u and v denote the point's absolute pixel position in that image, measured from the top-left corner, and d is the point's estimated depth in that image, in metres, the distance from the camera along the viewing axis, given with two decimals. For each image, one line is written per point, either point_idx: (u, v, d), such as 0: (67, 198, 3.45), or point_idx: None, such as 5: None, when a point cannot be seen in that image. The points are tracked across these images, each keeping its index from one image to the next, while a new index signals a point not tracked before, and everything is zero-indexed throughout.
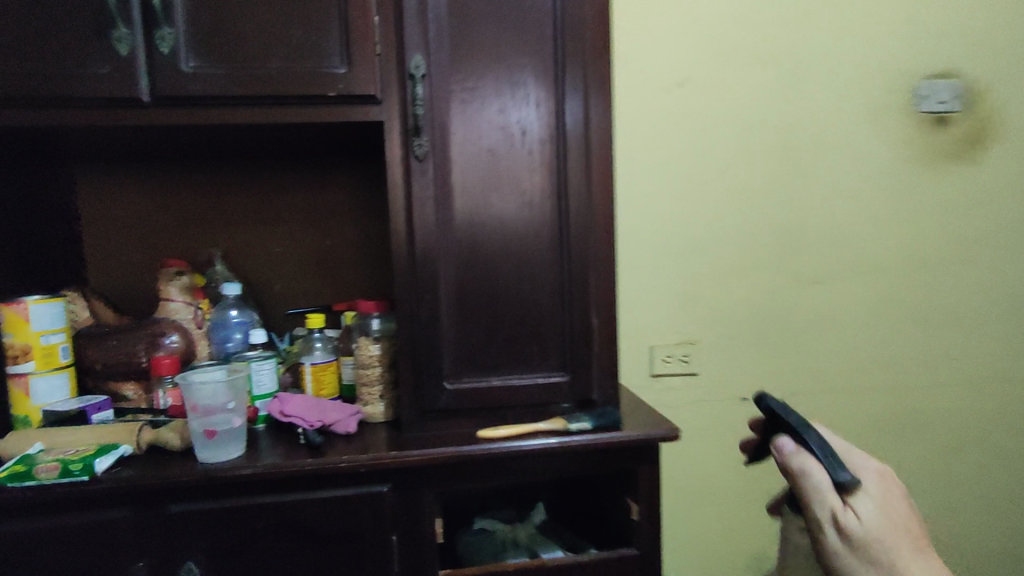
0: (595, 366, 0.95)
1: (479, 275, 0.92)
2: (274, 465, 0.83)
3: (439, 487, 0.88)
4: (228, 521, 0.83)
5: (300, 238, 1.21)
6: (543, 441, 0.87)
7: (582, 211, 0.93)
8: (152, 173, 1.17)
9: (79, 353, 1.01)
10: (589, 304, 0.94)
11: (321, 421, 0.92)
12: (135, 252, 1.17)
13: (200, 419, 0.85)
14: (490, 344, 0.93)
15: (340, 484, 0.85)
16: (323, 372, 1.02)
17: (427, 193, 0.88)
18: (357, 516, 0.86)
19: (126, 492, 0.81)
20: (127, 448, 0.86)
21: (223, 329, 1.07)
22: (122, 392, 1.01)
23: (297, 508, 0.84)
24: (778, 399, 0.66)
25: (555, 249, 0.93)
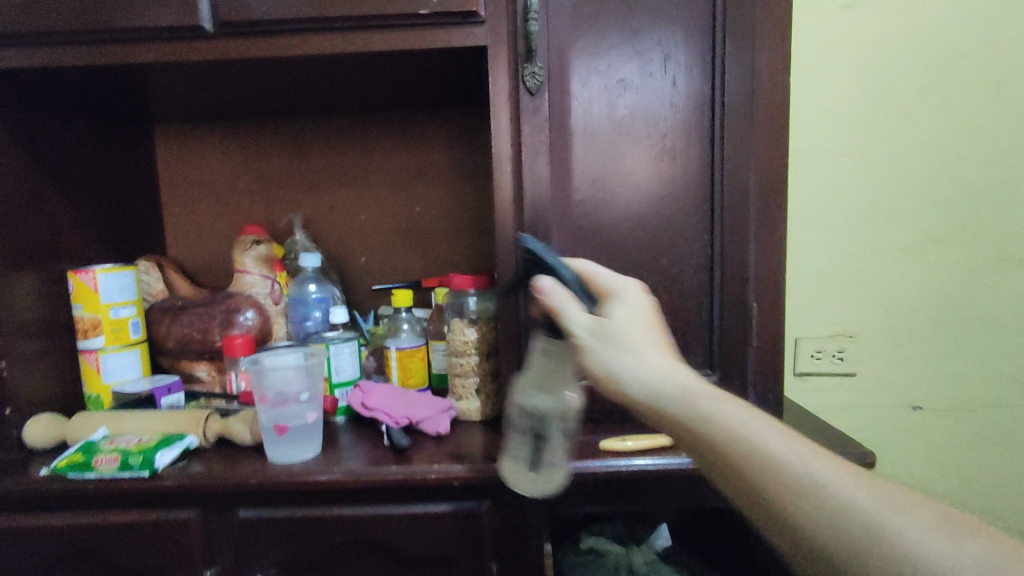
0: (755, 364, 0.72)
1: (603, 244, 0.72)
2: (357, 471, 0.69)
3: (550, 508, 0.70)
4: (301, 533, 0.70)
5: (386, 204, 1.06)
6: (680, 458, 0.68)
7: (743, 159, 0.70)
8: (229, 132, 1.06)
9: (152, 329, 0.92)
10: (748, 283, 0.71)
11: (408, 419, 0.77)
12: (214, 218, 1.08)
13: (270, 412, 0.73)
14: None
15: (430, 498, 0.70)
16: (410, 358, 0.87)
17: (541, 137, 0.69)
18: (450, 537, 0.70)
19: (190, 493, 0.69)
20: (194, 440, 0.74)
21: (302, 305, 0.95)
22: (196, 372, 0.91)
23: (380, 523, 0.69)
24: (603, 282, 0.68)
25: (703, 210, 0.71)
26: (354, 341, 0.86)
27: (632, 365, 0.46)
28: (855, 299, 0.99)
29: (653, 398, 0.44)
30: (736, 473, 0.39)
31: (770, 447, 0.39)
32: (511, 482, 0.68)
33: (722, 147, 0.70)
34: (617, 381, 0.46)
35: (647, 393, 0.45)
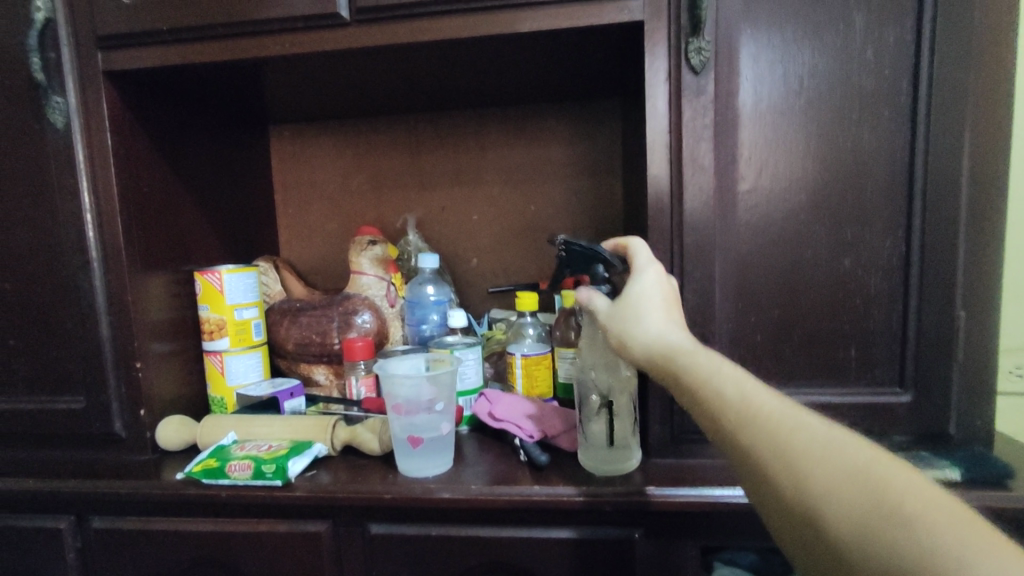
0: (959, 384, 0.61)
1: (772, 243, 0.63)
2: (497, 490, 0.63)
3: (708, 540, 0.63)
4: (434, 552, 0.65)
5: (499, 203, 1.01)
6: None
7: (950, 143, 0.59)
8: (342, 131, 1.05)
9: (272, 331, 0.90)
10: (953, 287, 0.60)
11: (541, 433, 0.72)
12: (326, 219, 1.06)
13: (403, 422, 0.69)
14: (784, 343, 0.64)
15: (574, 522, 0.63)
16: (537, 365, 0.81)
17: (705, 122, 0.61)
18: (597, 567, 0.63)
19: (323, 504, 0.66)
20: (322, 448, 0.71)
21: (419, 308, 0.92)
22: (313, 376, 0.89)
23: (520, 547, 0.64)
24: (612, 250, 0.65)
25: (897, 201, 0.61)
26: (478, 346, 0.82)
27: (637, 323, 0.51)
28: None
29: (647, 357, 0.49)
30: (700, 410, 0.42)
31: (728, 390, 0.41)
32: (587, 463, 0.66)
33: (922, 128, 0.60)
34: (626, 340, 0.51)
35: (642, 345, 0.49)
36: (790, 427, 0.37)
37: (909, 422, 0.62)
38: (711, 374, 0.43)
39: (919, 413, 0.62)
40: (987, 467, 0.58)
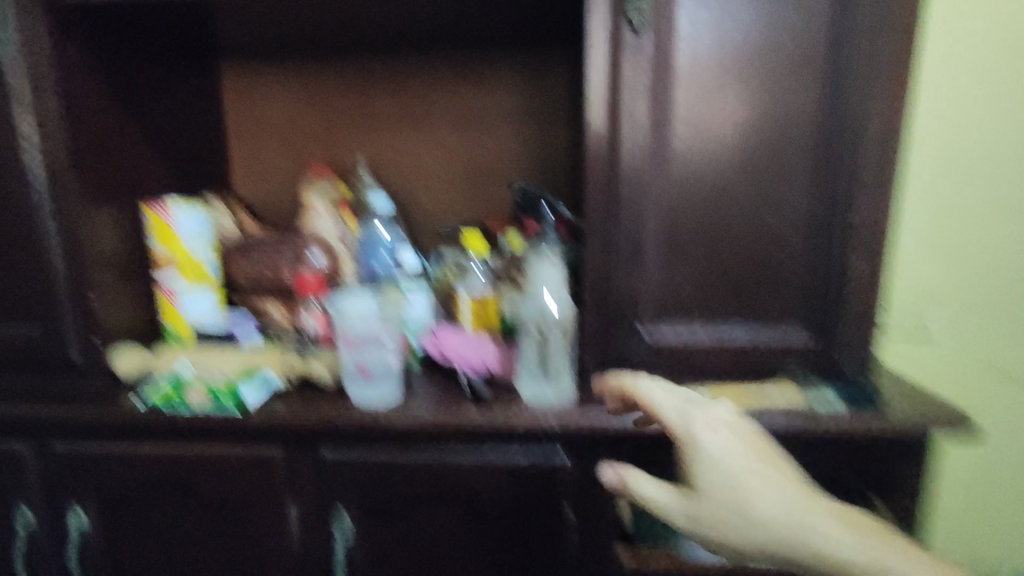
0: (854, 328, 0.69)
1: (701, 195, 0.68)
2: (440, 417, 0.69)
3: (630, 463, 0.70)
4: (382, 473, 0.70)
5: (454, 147, 1.03)
6: (773, 416, 0.67)
7: (864, 106, 0.64)
8: (294, 68, 1.03)
9: (226, 268, 0.92)
10: (855, 241, 0.67)
11: (487, 369, 0.76)
12: (280, 158, 1.06)
13: (352, 354, 0.73)
14: (706, 288, 0.70)
15: (510, 445, 0.70)
16: (484, 305, 0.86)
17: (641, 78, 0.64)
18: (530, 484, 0.70)
19: (277, 429, 0.70)
20: (277, 380, 0.75)
21: (371, 249, 0.94)
22: (267, 311, 0.91)
23: (461, 467, 0.70)
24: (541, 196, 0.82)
25: (813, 161, 0.66)
26: (424, 286, 0.88)
27: (706, 454, 0.45)
28: (961, 267, 0.92)
29: (735, 482, 0.44)
30: (721, 548, 0.44)
31: (755, 501, 0.43)
32: (524, 392, 0.73)
33: (839, 91, 0.64)
34: (701, 472, 0.45)
35: (731, 477, 0.44)
36: (799, 528, 0.42)
37: (811, 361, 0.70)
38: (720, 481, 0.44)
39: (819, 353, 0.69)
40: (870, 399, 0.66)
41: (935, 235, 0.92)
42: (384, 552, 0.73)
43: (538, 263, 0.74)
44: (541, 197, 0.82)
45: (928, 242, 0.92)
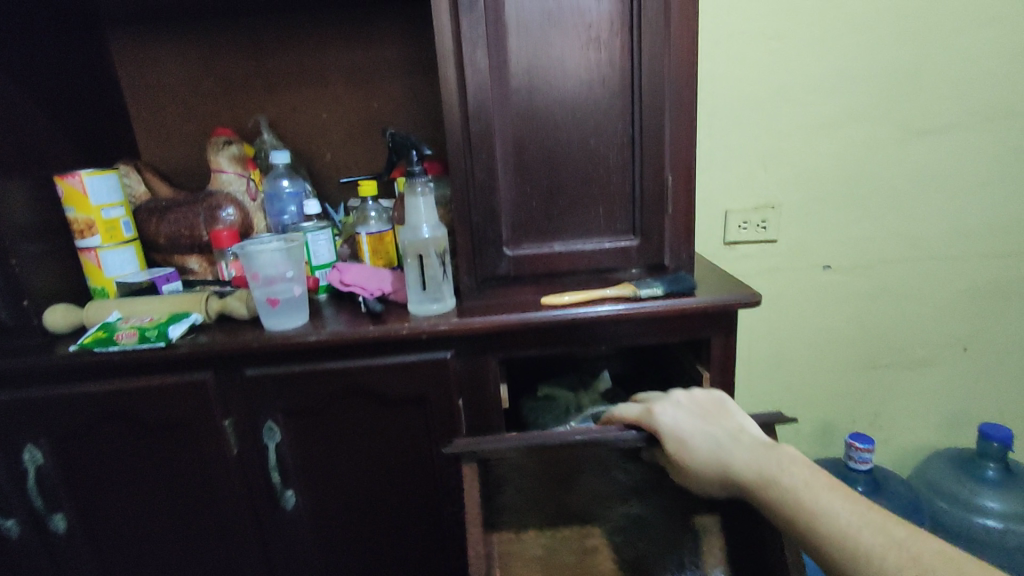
0: (671, 229, 0.87)
1: (540, 130, 0.82)
2: (341, 331, 0.83)
3: (503, 353, 0.86)
4: (302, 383, 0.85)
5: (344, 102, 1.14)
6: (612, 306, 0.82)
7: (659, 50, 0.80)
8: (187, 37, 1.11)
9: (143, 227, 1.01)
10: (664, 157, 0.83)
11: (381, 291, 0.92)
12: (183, 123, 1.14)
13: (262, 288, 0.86)
14: (552, 207, 0.85)
15: (404, 349, 0.85)
16: (380, 242, 0.99)
17: (479, 33, 0.77)
18: (424, 380, 0.85)
19: (205, 355, 0.83)
20: (198, 317, 0.87)
21: (278, 200, 1.05)
22: (187, 265, 1.02)
23: (364, 372, 0.84)
24: (401, 137, 0.89)
25: (625, 94, 0.82)
26: (328, 229, 0.98)
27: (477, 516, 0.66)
28: (758, 176, 1.24)
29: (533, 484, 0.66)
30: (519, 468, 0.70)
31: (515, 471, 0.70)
32: (413, 311, 0.86)
33: (638, 36, 0.79)
34: None
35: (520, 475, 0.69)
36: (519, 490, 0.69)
37: (640, 258, 0.88)
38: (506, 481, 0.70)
39: (645, 251, 0.87)
40: (679, 284, 0.86)
41: (736, 153, 1.23)
42: (310, 447, 0.89)
43: (411, 198, 0.84)
44: (410, 141, 0.89)
45: (734, 157, 1.23)
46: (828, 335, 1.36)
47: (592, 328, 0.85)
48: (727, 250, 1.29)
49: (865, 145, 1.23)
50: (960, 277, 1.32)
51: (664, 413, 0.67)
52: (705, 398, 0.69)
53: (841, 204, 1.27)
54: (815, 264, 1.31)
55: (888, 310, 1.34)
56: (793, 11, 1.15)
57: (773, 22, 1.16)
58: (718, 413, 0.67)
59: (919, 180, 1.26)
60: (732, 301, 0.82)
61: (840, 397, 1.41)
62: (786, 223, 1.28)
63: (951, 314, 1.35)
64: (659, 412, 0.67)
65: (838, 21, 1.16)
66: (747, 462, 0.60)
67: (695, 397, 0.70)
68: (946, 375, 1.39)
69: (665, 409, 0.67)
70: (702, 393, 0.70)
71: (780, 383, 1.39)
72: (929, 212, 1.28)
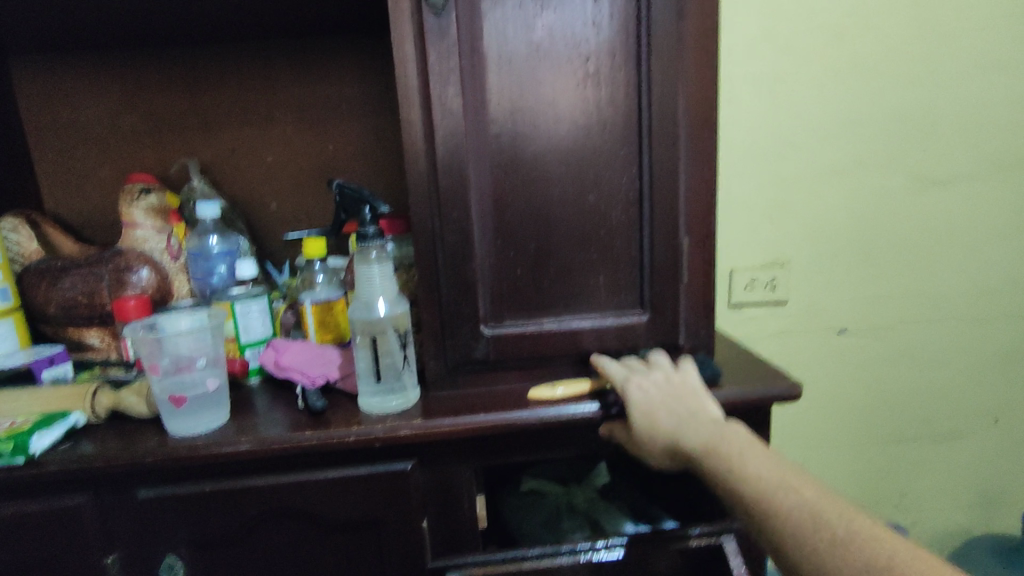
0: (687, 301, 0.71)
1: (526, 182, 0.66)
2: (269, 440, 0.63)
3: (481, 460, 0.67)
4: (215, 507, 0.64)
5: (293, 145, 0.97)
6: (618, 402, 0.65)
7: (672, 88, 0.65)
8: (103, 67, 0.93)
9: (28, 295, 0.81)
10: (679, 215, 0.68)
11: (325, 377, 0.73)
12: (97, 166, 0.95)
13: (165, 382, 0.66)
14: (542, 276, 0.69)
15: (351, 460, 0.65)
16: (328, 313, 0.80)
17: (450, 64, 0.62)
18: (376, 498, 0.66)
19: (82, 474, 0.62)
20: (79, 417, 0.66)
21: (205, 260, 0.85)
22: (87, 340, 0.82)
23: (299, 492, 0.65)
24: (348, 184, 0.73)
25: (631, 139, 0.67)
26: (263, 297, 0.80)
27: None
28: (766, 231, 1.11)
29: None
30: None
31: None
32: (365, 408, 0.67)
33: (647, 70, 0.65)
34: None
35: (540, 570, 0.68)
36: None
37: (649, 337, 0.71)
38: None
39: (656, 329, 0.71)
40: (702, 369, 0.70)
41: (743, 204, 1.09)
42: None
43: (364, 268, 0.65)
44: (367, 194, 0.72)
45: (740, 209, 1.09)
46: (847, 407, 1.21)
47: (592, 428, 0.67)
48: (733, 313, 1.14)
49: (883, 197, 1.11)
50: (990, 343, 1.19)
51: (640, 386, 0.62)
52: (681, 384, 0.63)
53: (858, 262, 1.13)
54: (831, 327, 1.16)
55: (913, 379, 1.20)
56: (802, 51, 1.04)
57: (781, 62, 1.04)
58: (692, 400, 0.62)
59: (944, 236, 1.13)
60: (766, 394, 0.66)
61: (862, 476, 1.25)
62: (798, 283, 1.13)
63: (980, 382, 1.21)
64: (634, 380, 0.63)
65: (851, 63, 1.05)
66: (699, 440, 0.58)
67: (672, 375, 0.64)
68: (977, 449, 1.24)
69: (642, 381, 0.63)
70: (682, 375, 0.64)
71: (795, 461, 1.23)
72: (955, 271, 1.15)
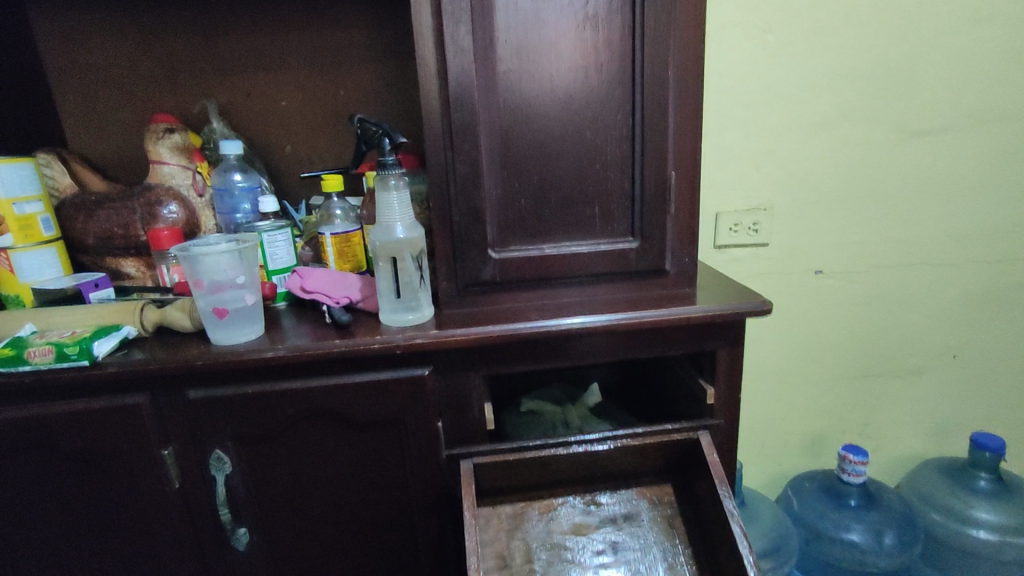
0: (672, 231, 0.79)
1: (530, 119, 0.73)
2: (302, 347, 0.72)
3: (489, 368, 0.76)
4: (256, 406, 0.73)
5: (306, 90, 1.02)
6: (610, 316, 0.74)
7: (663, 33, 0.71)
8: (122, 11, 0.97)
9: (67, 226, 0.88)
10: (667, 151, 0.76)
11: (348, 298, 0.81)
12: (120, 108, 1.00)
13: (208, 297, 0.75)
14: (544, 206, 0.76)
15: (375, 366, 0.74)
16: (347, 243, 0.88)
17: (462, 7, 0.68)
18: (397, 400, 0.75)
19: (139, 376, 0.71)
20: (131, 330, 0.75)
21: (230, 196, 0.93)
22: (123, 269, 0.89)
23: (330, 393, 0.73)
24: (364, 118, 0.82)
25: (626, 81, 0.73)
26: (287, 228, 0.87)
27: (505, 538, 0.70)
28: (749, 177, 1.18)
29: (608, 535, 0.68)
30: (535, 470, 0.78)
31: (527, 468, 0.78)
32: (386, 321, 0.76)
33: (641, 15, 0.71)
34: None
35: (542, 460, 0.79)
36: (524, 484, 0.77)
37: (639, 263, 0.79)
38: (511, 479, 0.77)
39: (645, 255, 0.79)
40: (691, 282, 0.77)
41: (728, 151, 1.16)
42: (264, 477, 0.77)
43: (384, 194, 0.74)
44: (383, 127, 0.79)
45: (725, 156, 1.17)
46: (820, 342, 1.31)
47: (588, 340, 0.76)
48: (717, 254, 1.22)
49: (860, 145, 1.18)
50: (953, 283, 1.29)
51: None
52: None
53: (834, 207, 1.22)
54: (807, 268, 1.25)
55: (881, 316, 1.30)
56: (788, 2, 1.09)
57: (768, 13, 1.10)
58: None
59: (914, 182, 1.21)
60: (740, 309, 0.75)
61: (831, 407, 1.36)
62: (778, 226, 1.22)
63: (942, 319, 1.31)
64: None
65: (834, 14, 1.11)
66: None
67: None
68: (936, 382, 1.36)
69: None
70: None
71: (770, 392, 1.34)
72: (923, 216, 1.24)
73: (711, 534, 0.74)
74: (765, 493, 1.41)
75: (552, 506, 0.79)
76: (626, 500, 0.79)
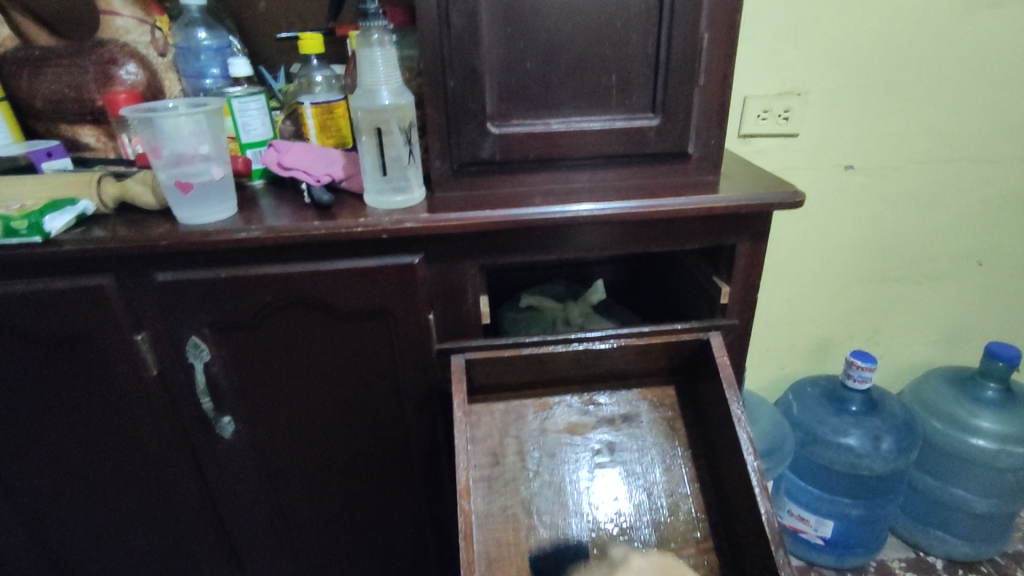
0: (699, 107, 0.69)
1: None
2: (279, 228, 0.64)
3: (486, 258, 0.69)
4: (231, 291, 0.67)
5: None
6: (621, 204, 0.66)
7: None
8: None
9: (12, 85, 0.77)
10: (703, 7, 0.63)
11: (330, 177, 0.72)
12: None
13: (171, 169, 0.67)
14: (552, 72, 0.66)
15: (360, 252, 0.67)
16: (329, 115, 0.78)
17: None
18: (385, 290, 0.68)
19: (101, 256, 0.64)
20: (89, 205, 0.67)
21: (195, 58, 0.81)
22: (81, 139, 0.80)
23: (311, 280, 0.67)
24: None
25: None
26: (260, 95, 0.77)
27: None
28: (787, 56, 1.04)
29: None
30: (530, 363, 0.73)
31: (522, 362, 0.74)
32: (371, 202, 0.68)
33: None
34: None
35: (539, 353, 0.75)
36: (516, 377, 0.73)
37: (658, 144, 0.70)
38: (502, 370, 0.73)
39: (665, 135, 0.69)
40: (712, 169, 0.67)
41: (767, 22, 1.02)
42: (246, 366, 0.73)
43: (366, 50, 0.63)
44: None
45: (763, 28, 1.02)
46: (841, 244, 1.23)
47: (594, 230, 0.69)
48: (741, 145, 1.11)
49: (917, 20, 1.03)
50: (994, 184, 1.18)
51: None
52: None
53: (878, 93, 1.09)
54: (838, 164, 1.15)
55: (910, 218, 1.21)
56: None
57: None
58: None
59: (973, 65, 1.07)
60: (769, 200, 0.67)
61: (842, 312, 1.31)
62: (812, 115, 1.10)
63: (975, 224, 1.22)
64: None
65: None
66: None
67: None
68: (958, 290, 1.30)
69: None
70: None
71: (782, 295, 1.28)
72: (977, 106, 1.11)
73: (714, 436, 0.71)
74: (764, 395, 1.40)
75: (547, 404, 0.75)
76: (625, 400, 0.76)
